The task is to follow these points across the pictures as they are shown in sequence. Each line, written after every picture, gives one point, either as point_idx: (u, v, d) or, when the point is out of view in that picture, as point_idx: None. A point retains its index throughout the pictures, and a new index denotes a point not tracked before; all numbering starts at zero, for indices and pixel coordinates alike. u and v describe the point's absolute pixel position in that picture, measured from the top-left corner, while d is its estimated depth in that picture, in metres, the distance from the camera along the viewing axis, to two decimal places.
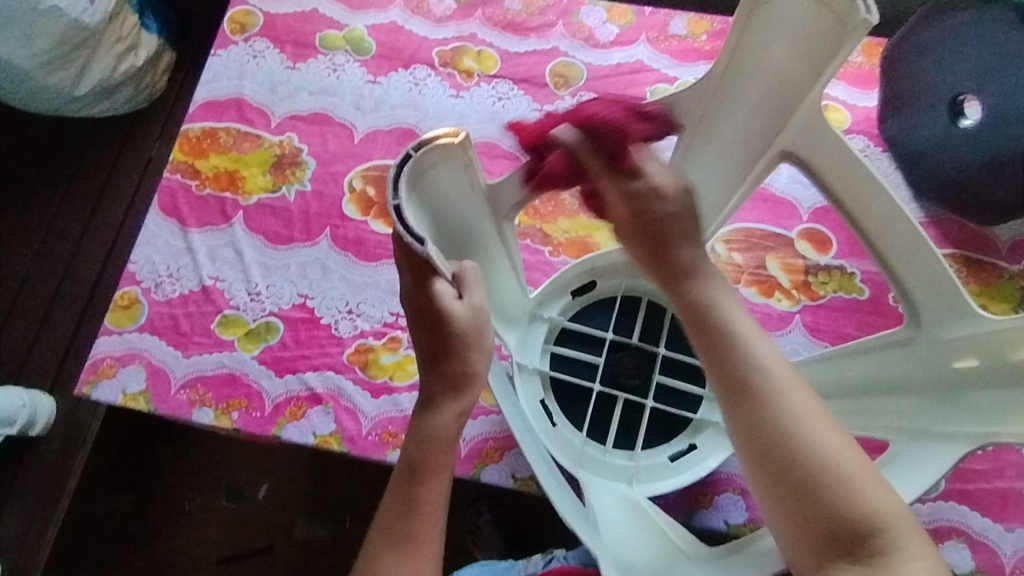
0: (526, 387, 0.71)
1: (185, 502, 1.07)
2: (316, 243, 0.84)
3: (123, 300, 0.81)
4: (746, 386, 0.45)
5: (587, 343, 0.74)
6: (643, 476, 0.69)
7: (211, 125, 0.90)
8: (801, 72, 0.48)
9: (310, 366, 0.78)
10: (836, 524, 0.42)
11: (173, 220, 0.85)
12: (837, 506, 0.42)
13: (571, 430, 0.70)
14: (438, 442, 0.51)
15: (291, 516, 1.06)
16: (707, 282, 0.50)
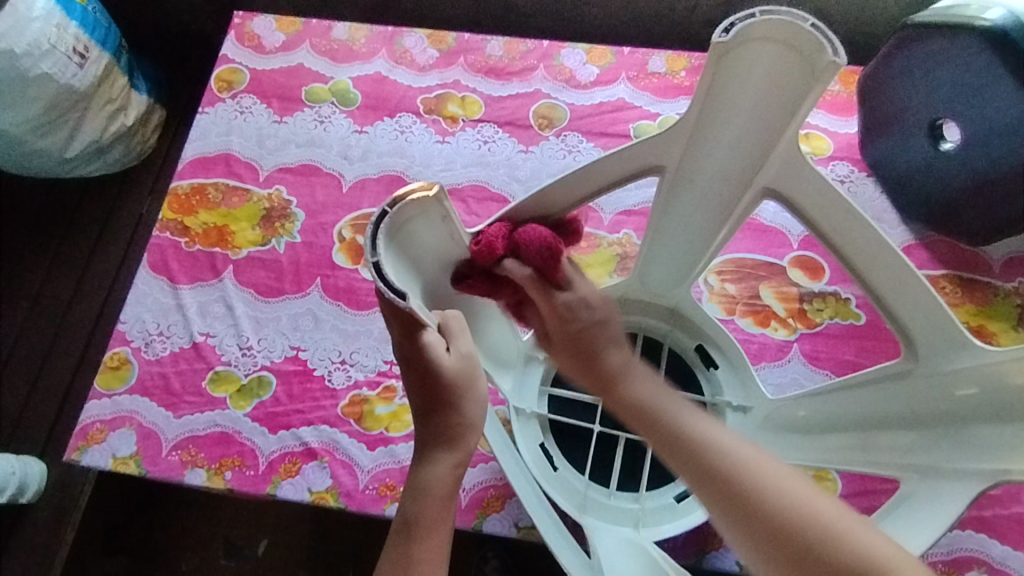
0: (525, 431, 0.69)
1: (181, 565, 1.03)
2: (307, 294, 0.83)
3: (112, 361, 0.80)
4: (709, 470, 0.46)
5: (585, 384, 0.72)
6: (649, 519, 0.67)
7: (200, 181, 0.90)
8: (776, 111, 0.48)
9: (304, 420, 0.77)
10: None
11: (163, 277, 0.85)
12: (830, 561, 0.41)
13: (573, 474, 0.68)
14: (433, 496, 0.49)
15: (291, 573, 1.03)
16: (637, 383, 0.53)
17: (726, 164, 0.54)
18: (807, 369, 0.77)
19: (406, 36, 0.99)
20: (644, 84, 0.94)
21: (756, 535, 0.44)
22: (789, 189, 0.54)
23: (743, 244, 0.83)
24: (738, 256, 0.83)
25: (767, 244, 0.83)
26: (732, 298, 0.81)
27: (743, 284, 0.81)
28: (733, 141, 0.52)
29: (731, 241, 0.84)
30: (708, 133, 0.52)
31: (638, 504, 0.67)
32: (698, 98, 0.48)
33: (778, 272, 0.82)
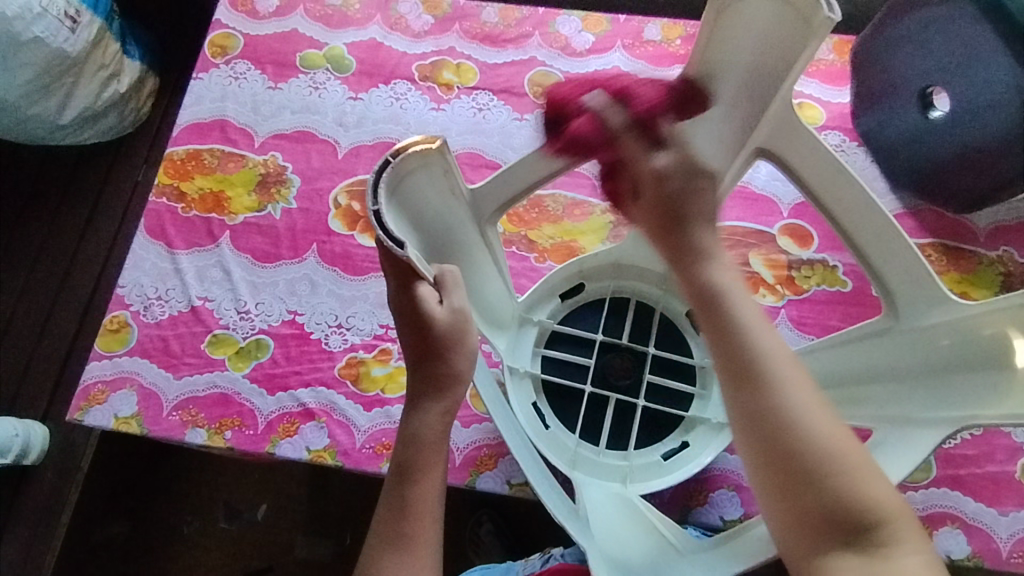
0: (518, 391, 0.71)
1: (183, 527, 1.06)
2: (303, 260, 0.84)
3: (112, 324, 0.82)
4: (751, 372, 0.43)
5: (577, 347, 0.74)
6: (636, 475, 0.69)
7: (195, 147, 0.90)
8: (772, 68, 0.49)
9: (302, 382, 0.78)
10: (838, 514, 0.41)
11: (161, 242, 0.86)
12: (836, 493, 0.41)
13: (564, 433, 0.70)
14: (426, 442, 0.51)
15: (291, 536, 1.05)
16: (719, 265, 0.48)
17: (722, 125, 0.56)
18: (794, 334, 0.79)
19: (401, 2, 0.98)
20: (640, 52, 0.94)
21: (767, 460, 0.42)
22: (781, 150, 0.55)
23: (734, 212, 0.84)
24: (729, 224, 0.84)
25: (757, 212, 0.84)
26: None
27: (733, 251, 0.83)
28: (732, 97, 0.54)
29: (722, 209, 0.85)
30: (711, 85, 0.55)
31: (626, 461, 0.69)
32: (701, 43, 0.53)
33: (767, 240, 0.83)
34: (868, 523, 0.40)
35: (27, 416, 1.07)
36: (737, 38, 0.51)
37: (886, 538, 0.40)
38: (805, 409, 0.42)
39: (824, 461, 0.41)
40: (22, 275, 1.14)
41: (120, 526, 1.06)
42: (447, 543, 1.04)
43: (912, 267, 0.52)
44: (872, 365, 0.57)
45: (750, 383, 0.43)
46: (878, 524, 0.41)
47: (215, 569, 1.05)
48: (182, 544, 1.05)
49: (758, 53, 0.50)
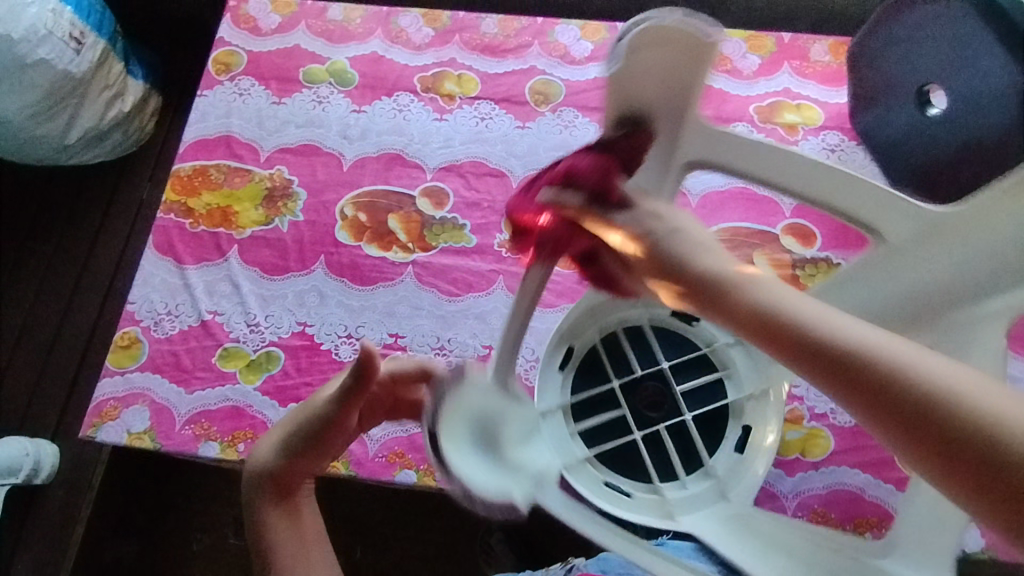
0: (584, 480, 0.71)
1: (194, 543, 1.06)
2: (311, 271, 0.85)
3: (123, 340, 0.82)
4: (766, 330, 0.36)
5: (601, 407, 0.75)
6: (731, 485, 0.70)
7: (202, 163, 0.91)
8: (680, 97, 0.53)
9: (313, 393, 0.79)
10: (958, 442, 0.30)
11: (169, 257, 0.87)
12: (933, 412, 0.31)
13: (639, 486, 0.71)
14: (299, 492, 0.53)
15: None
16: (684, 234, 0.41)
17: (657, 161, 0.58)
18: None
19: (401, 16, 0.99)
20: None
21: (845, 394, 0.33)
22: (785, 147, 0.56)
23: (737, 213, 0.85)
24: (732, 225, 0.85)
25: (760, 213, 0.85)
26: None
27: (737, 251, 0.83)
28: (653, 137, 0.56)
29: (725, 211, 0.86)
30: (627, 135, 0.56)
31: (711, 478, 0.71)
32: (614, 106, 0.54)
33: (771, 240, 0.84)
34: (986, 432, 0.30)
35: (37, 434, 1.07)
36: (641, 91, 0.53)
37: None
38: (866, 333, 0.33)
39: (897, 383, 0.32)
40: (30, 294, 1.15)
41: (130, 544, 1.06)
42: (460, 554, 1.04)
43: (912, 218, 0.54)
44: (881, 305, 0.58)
45: (767, 341, 0.36)
46: (1001, 429, 0.29)
47: None
48: (192, 561, 1.05)
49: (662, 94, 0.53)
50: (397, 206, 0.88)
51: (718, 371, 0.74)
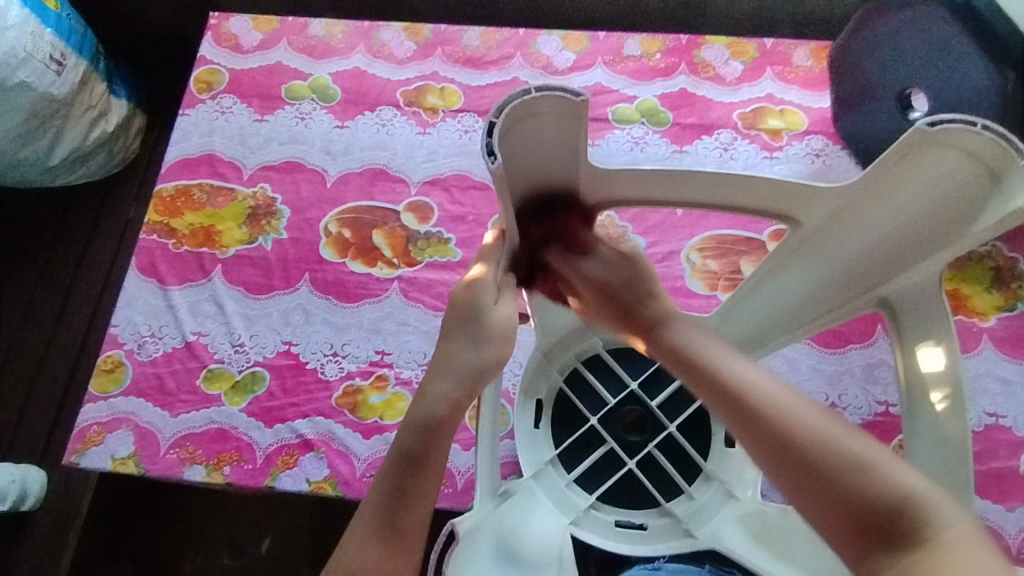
0: (594, 526, 0.70)
1: (185, 566, 1.04)
2: (296, 289, 0.84)
3: (106, 364, 0.81)
4: (740, 405, 0.51)
5: (588, 448, 0.74)
6: (733, 485, 0.70)
7: (184, 183, 0.91)
8: (565, 152, 0.54)
9: (299, 413, 0.78)
10: (869, 509, 0.45)
11: (153, 279, 0.86)
12: (854, 487, 0.46)
13: (650, 512, 0.71)
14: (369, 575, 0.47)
15: (296, 569, 1.03)
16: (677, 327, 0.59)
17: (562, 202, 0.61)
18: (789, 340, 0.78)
19: (383, 30, 0.99)
20: (621, 68, 0.95)
21: (779, 464, 0.49)
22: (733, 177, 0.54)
23: (722, 221, 0.85)
24: (718, 232, 0.84)
25: (745, 220, 0.85)
26: (714, 274, 0.82)
27: (724, 259, 0.83)
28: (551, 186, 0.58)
29: (711, 218, 0.85)
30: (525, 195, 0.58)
31: (713, 482, 0.71)
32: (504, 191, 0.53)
33: (757, 247, 0.83)
34: (890, 508, 0.44)
35: (24, 459, 1.06)
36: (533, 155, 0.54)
37: (913, 523, 0.43)
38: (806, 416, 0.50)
39: (828, 459, 0.47)
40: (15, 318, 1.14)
41: (119, 569, 1.04)
42: None
43: (826, 205, 0.55)
44: (825, 281, 0.60)
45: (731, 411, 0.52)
46: (903, 508, 0.44)
47: None
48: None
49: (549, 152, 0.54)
50: (381, 221, 0.88)
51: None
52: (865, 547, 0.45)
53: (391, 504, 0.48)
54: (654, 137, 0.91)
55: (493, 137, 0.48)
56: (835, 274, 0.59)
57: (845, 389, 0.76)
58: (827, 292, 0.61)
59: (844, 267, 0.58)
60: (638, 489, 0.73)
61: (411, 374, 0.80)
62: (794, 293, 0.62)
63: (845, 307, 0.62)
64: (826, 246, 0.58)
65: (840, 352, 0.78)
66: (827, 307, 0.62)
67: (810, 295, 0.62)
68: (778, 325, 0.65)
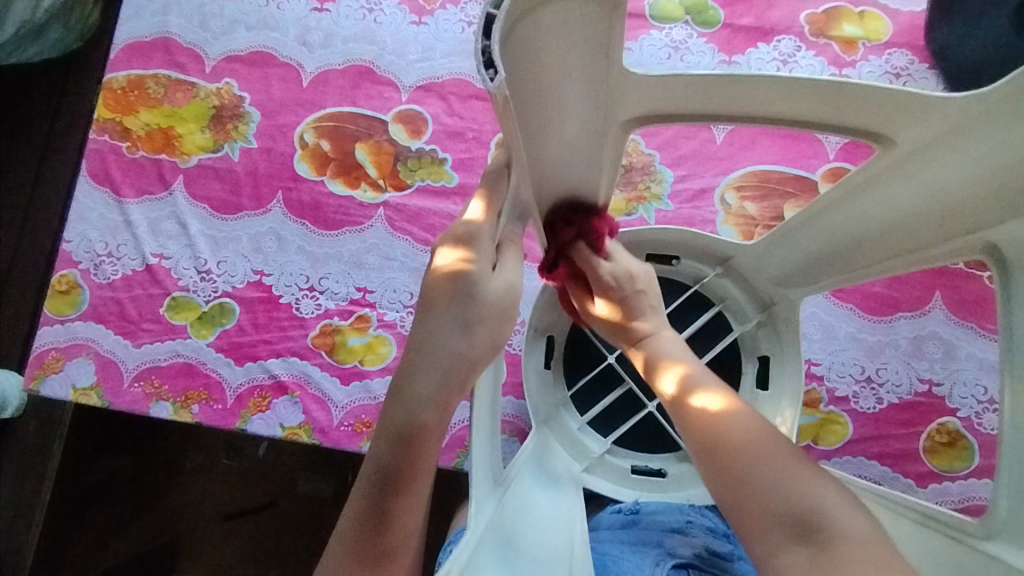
0: (610, 475, 0.65)
1: (185, 461, 1.04)
2: (268, 211, 0.74)
3: (61, 284, 0.73)
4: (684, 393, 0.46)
5: (603, 386, 0.69)
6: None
7: (137, 73, 0.77)
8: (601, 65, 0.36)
9: (272, 351, 0.70)
10: (780, 508, 0.38)
11: (106, 188, 0.75)
12: (771, 476, 0.39)
13: (667, 457, 0.66)
14: None
15: (292, 472, 1.03)
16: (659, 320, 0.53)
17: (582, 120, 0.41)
18: (829, 302, 0.68)
19: None
20: None
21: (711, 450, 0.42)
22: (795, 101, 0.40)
23: (770, 153, 0.71)
24: (763, 168, 0.71)
25: (797, 154, 0.71)
26: (751, 219, 0.70)
27: (765, 202, 0.70)
28: (576, 102, 0.39)
29: (757, 149, 0.72)
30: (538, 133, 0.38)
31: None
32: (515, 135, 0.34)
33: (807, 189, 0.70)
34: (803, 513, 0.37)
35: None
36: (563, 64, 0.35)
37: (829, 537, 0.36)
38: (740, 410, 0.43)
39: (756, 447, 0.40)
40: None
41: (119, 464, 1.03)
42: None
43: (935, 124, 0.38)
44: (909, 213, 0.46)
45: (677, 401, 0.45)
46: (815, 517, 0.37)
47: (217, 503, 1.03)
48: (184, 479, 1.04)
49: (574, 63, 0.35)
50: (366, 132, 0.75)
51: (712, 306, 0.66)
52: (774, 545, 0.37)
53: (368, 526, 0.37)
54: (698, 41, 0.74)
55: (492, 44, 0.29)
56: (928, 204, 0.44)
57: (884, 363, 0.67)
58: (918, 233, 0.47)
59: (940, 197, 0.43)
60: (654, 430, 0.68)
61: (395, 317, 0.71)
62: (874, 222, 0.49)
63: (930, 251, 0.48)
64: (927, 172, 0.42)
65: (884, 321, 0.67)
66: (897, 250, 0.50)
67: (891, 224, 0.48)
68: (840, 257, 0.54)
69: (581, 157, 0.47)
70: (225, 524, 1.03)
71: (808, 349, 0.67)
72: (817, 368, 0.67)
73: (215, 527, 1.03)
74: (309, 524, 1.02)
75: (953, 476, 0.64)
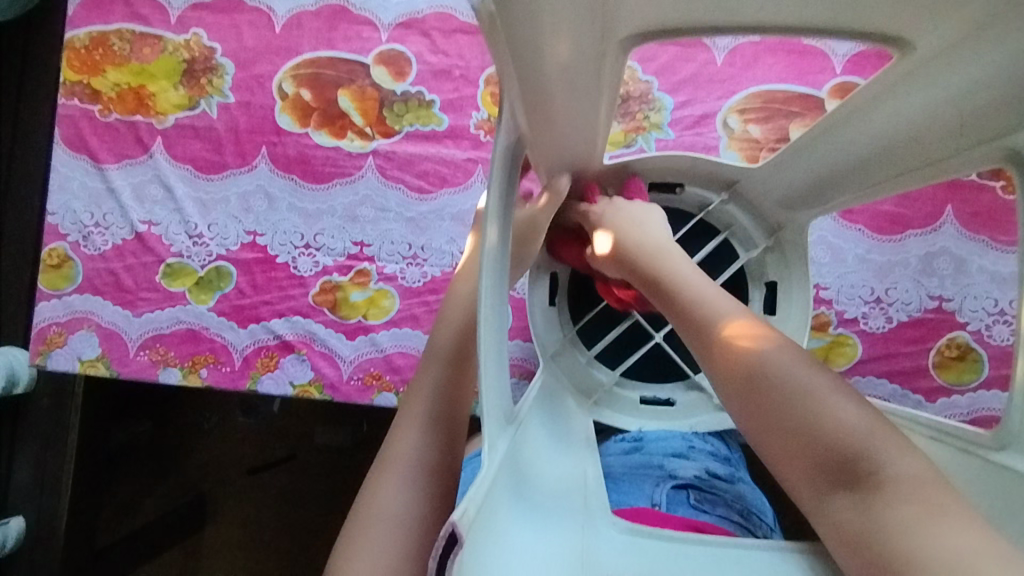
0: (618, 406, 0.65)
1: (202, 422, 1.09)
2: (254, 168, 0.71)
3: (52, 258, 0.72)
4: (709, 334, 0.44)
5: (609, 321, 0.69)
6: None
7: (99, 29, 0.73)
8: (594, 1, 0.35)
9: (274, 312, 0.70)
10: (822, 448, 0.37)
11: (84, 155, 0.72)
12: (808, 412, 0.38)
13: (675, 387, 0.66)
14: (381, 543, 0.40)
15: (309, 424, 1.08)
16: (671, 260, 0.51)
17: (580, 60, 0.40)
18: (838, 225, 0.67)
19: None
20: None
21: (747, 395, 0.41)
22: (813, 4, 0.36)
23: (774, 72, 0.68)
24: (767, 88, 0.68)
25: (802, 70, 0.68)
26: (756, 143, 0.67)
27: (770, 124, 0.67)
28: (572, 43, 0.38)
29: (759, 68, 0.68)
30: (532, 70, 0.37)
31: None
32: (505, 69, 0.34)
33: (813, 107, 0.67)
34: (843, 449, 0.37)
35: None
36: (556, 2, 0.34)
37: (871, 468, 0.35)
38: (774, 350, 0.41)
39: (787, 383, 0.39)
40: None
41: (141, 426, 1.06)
42: None
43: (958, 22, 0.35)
44: (927, 122, 0.44)
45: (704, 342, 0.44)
46: (857, 453, 0.36)
47: (239, 459, 1.08)
48: (205, 438, 1.09)
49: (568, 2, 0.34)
50: (347, 77, 0.71)
51: (721, 234, 0.65)
52: (820, 486, 0.37)
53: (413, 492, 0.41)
54: None
55: None
56: (944, 108, 0.42)
57: (894, 283, 0.66)
58: (925, 147, 0.45)
59: (959, 100, 0.40)
60: (662, 362, 0.69)
61: (395, 269, 0.70)
62: (888, 133, 0.47)
63: (947, 163, 0.45)
64: (943, 74, 0.39)
65: (895, 240, 0.66)
66: (912, 163, 0.47)
67: (907, 134, 0.46)
68: (843, 178, 0.53)
69: (582, 101, 0.46)
70: (251, 478, 1.08)
71: (816, 273, 0.66)
72: (825, 292, 0.66)
73: (241, 479, 1.08)
74: (328, 472, 1.07)
75: (962, 388, 0.64)
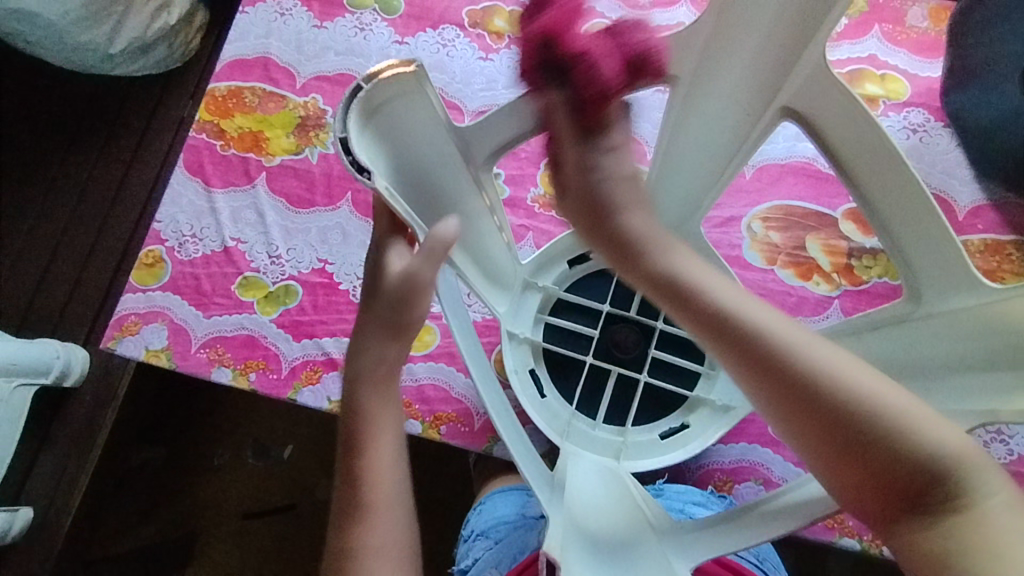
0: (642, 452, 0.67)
1: (212, 458, 1.07)
2: (337, 208, 0.83)
3: (147, 258, 0.82)
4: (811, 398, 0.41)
5: (600, 388, 0.70)
6: (723, 397, 0.68)
7: (237, 84, 0.89)
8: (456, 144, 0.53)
9: (327, 332, 0.77)
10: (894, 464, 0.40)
11: (198, 178, 0.85)
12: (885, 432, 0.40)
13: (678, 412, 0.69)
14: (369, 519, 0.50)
15: (315, 477, 1.06)
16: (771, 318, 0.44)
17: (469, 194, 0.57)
18: None
19: None
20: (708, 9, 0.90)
21: (815, 430, 0.42)
22: None
23: (795, 190, 0.78)
24: (788, 203, 0.78)
25: (821, 193, 0.78)
26: (775, 247, 0.76)
27: (788, 233, 0.77)
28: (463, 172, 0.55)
29: (782, 186, 0.79)
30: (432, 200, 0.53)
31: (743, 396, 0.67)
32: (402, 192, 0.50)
33: (829, 224, 0.77)
34: (921, 463, 0.39)
35: (39, 331, 1.05)
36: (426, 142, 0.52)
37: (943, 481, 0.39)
38: (866, 386, 0.41)
39: (868, 410, 0.40)
40: (47, 197, 1.12)
41: None
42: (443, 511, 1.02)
43: None
44: None
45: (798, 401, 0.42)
46: (932, 466, 0.39)
47: (238, 500, 1.05)
48: (213, 475, 1.06)
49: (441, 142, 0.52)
50: None
51: None
52: (891, 510, 0.40)
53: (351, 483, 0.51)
54: None
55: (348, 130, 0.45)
56: None
57: None
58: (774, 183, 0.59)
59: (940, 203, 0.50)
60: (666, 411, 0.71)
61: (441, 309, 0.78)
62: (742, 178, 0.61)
63: None
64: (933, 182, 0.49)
65: None
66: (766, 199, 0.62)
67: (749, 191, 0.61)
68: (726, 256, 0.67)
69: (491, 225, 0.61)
70: (244, 523, 1.05)
71: None
72: None
73: (234, 524, 1.05)
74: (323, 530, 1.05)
75: None
